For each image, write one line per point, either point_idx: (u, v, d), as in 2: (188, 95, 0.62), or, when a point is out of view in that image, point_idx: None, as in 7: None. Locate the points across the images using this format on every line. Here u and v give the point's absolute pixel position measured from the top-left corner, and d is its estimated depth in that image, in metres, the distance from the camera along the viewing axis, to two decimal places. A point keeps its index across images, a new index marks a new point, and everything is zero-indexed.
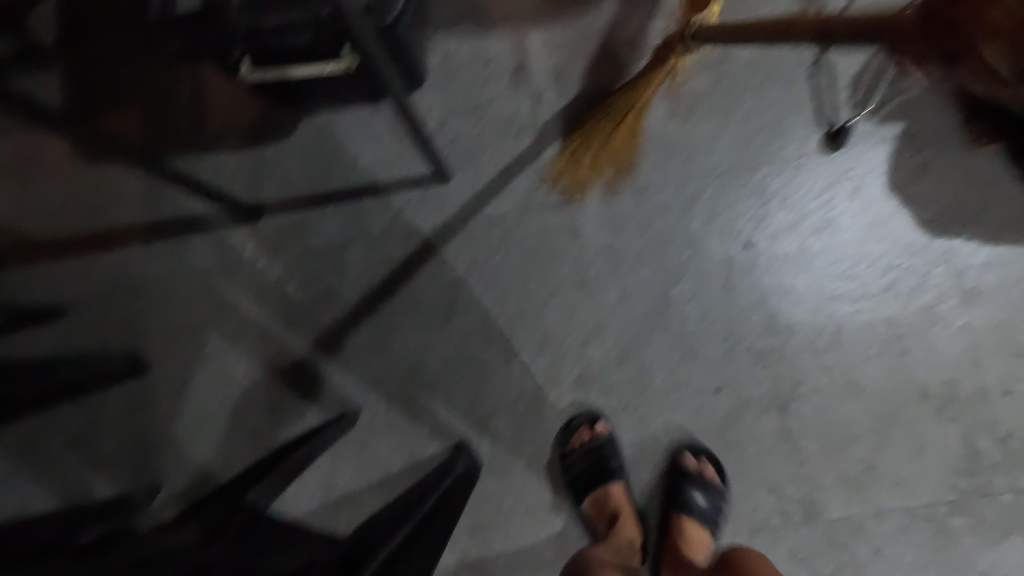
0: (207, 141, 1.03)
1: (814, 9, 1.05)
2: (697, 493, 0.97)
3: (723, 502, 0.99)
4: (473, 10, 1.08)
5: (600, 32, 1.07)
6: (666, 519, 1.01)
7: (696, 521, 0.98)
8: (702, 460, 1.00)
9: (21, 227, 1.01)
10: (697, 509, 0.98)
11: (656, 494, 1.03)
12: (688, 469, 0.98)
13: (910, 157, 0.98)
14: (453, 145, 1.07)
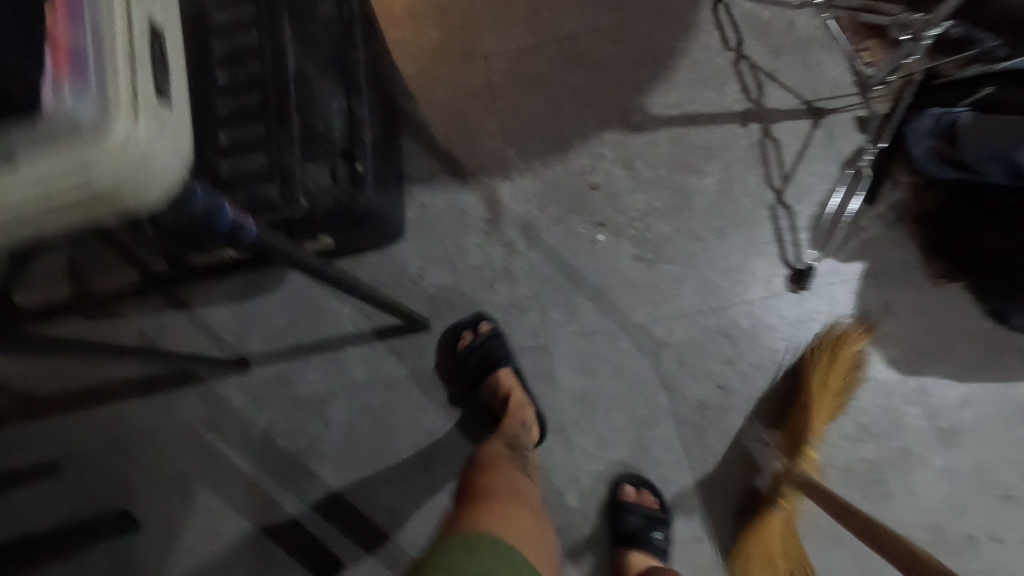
0: (194, 309, 1.13)
1: (772, 150, 1.10)
2: (641, 525, 0.97)
3: (669, 525, 1.00)
4: (450, 165, 1.17)
5: (566, 181, 1.13)
6: (617, 558, 0.99)
7: (642, 552, 0.97)
8: (641, 490, 1.00)
9: (27, 389, 1.13)
10: (649, 539, 0.97)
11: (601, 534, 1.02)
12: (628, 501, 0.98)
13: (874, 299, 1.02)
14: (431, 293, 1.12)
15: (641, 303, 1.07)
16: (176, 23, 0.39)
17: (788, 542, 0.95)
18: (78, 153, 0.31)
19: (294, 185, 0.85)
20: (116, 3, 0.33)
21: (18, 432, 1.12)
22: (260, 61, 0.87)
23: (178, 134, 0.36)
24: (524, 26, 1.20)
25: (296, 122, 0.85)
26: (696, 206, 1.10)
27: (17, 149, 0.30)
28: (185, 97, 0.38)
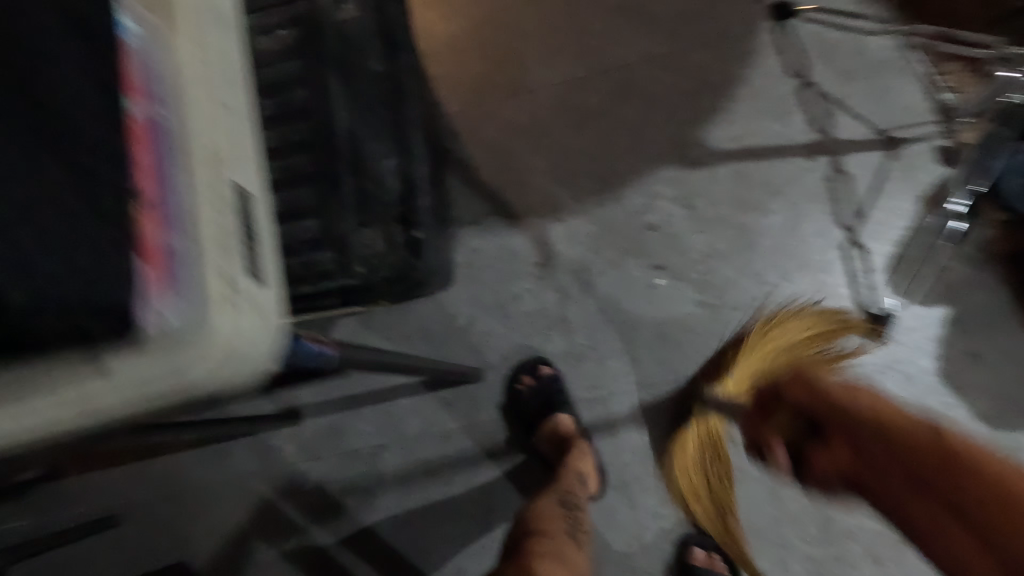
0: None
1: (842, 185, 1.04)
2: None
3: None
4: (498, 206, 1.13)
5: (621, 222, 1.08)
6: None
7: None
8: (712, 553, 0.99)
9: None
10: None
11: None
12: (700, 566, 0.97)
13: (959, 347, 0.97)
14: (483, 341, 1.09)
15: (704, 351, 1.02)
16: (264, 196, 0.40)
17: (705, 452, 0.95)
18: (180, 355, 0.30)
19: (349, 252, 0.81)
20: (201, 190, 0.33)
21: (71, 485, 1.11)
22: (309, 121, 0.84)
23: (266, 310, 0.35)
24: (572, 57, 1.15)
25: (349, 187, 0.82)
26: (760, 248, 1.04)
27: (111, 357, 0.29)
28: (271, 271, 0.38)
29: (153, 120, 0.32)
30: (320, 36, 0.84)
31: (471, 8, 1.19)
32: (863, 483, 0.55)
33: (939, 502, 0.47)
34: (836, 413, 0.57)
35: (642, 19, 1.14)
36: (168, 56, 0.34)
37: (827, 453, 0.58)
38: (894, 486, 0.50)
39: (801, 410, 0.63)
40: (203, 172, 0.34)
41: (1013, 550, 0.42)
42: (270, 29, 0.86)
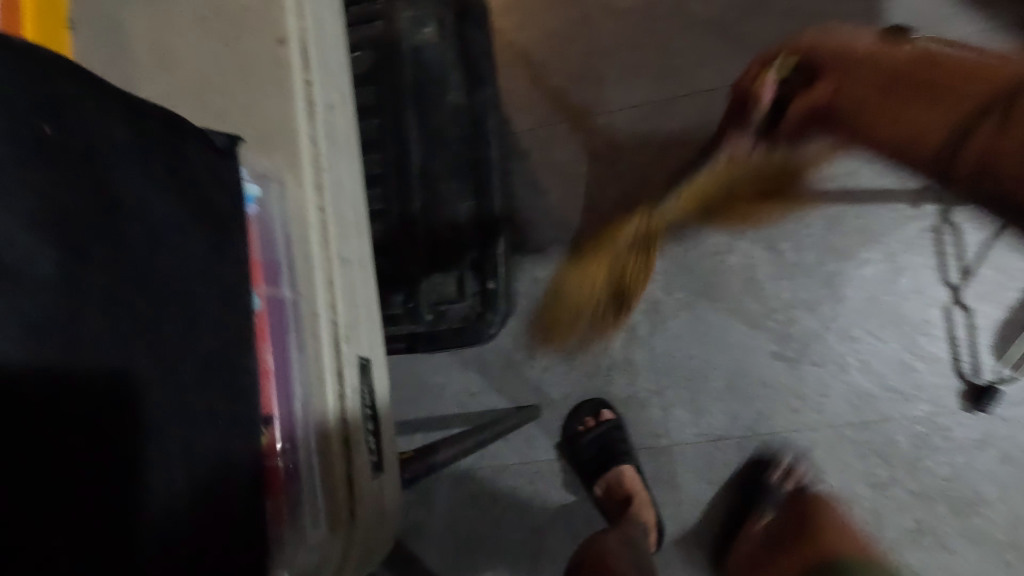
0: None
1: (950, 237, 0.95)
2: None
3: None
4: (566, 234, 1.07)
5: (696, 262, 1.02)
6: None
7: None
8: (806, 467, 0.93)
9: None
10: (779, 496, 0.94)
11: None
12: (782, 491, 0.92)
13: None
14: (543, 375, 1.05)
15: (780, 405, 0.97)
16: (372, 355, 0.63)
17: (639, 248, 0.96)
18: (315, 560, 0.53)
19: (417, 299, 0.77)
20: (328, 399, 0.55)
21: None
22: (381, 154, 0.80)
23: (376, 476, 0.60)
24: (654, 77, 1.08)
25: (421, 229, 0.78)
26: (849, 302, 0.96)
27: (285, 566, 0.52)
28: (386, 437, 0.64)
29: (288, 358, 0.55)
30: (398, 63, 0.80)
31: (548, 18, 1.12)
32: (839, 106, 0.62)
33: (886, 102, 0.57)
34: (840, 56, 0.63)
35: (734, 39, 1.06)
36: (297, 297, 0.57)
37: (818, 86, 0.64)
38: (885, 102, 0.57)
39: (813, 61, 0.66)
40: (328, 384, 0.55)
41: (980, 93, 0.50)
42: None
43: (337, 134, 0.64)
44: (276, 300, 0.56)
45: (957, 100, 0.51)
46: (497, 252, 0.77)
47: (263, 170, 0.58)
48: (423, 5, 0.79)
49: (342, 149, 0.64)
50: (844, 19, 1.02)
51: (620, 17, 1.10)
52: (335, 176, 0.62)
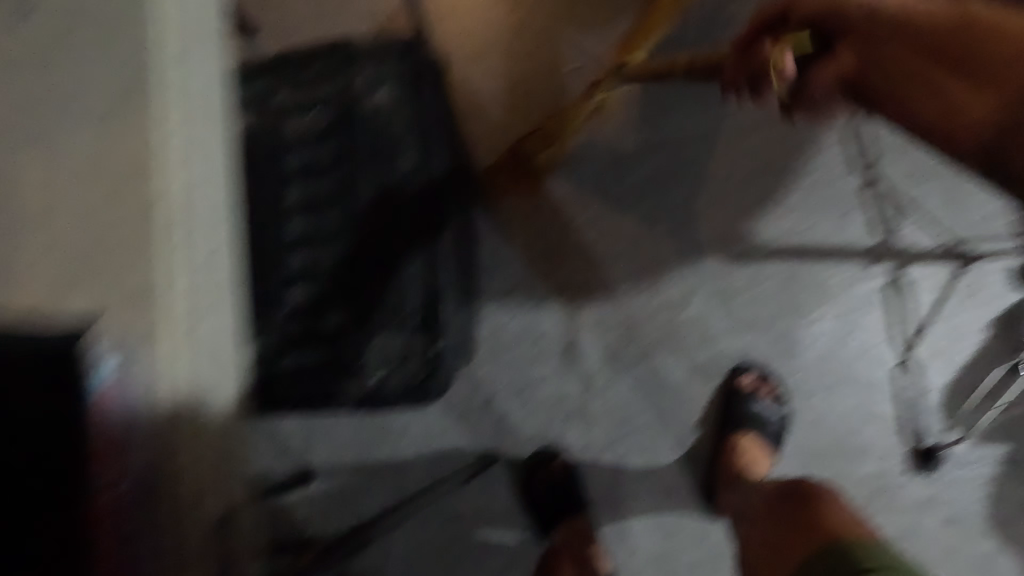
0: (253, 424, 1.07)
1: (901, 297, 0.97)
2: None
3: None
4: (529, 281, 1.08)
5: (654, 313, 1.04)
6: None
7: None
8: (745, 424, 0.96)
9: None
10: (763, 422, 0.95)
11: None
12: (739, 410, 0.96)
13: (1014, 489, 0.90)
14: (502, 422, 1.06)
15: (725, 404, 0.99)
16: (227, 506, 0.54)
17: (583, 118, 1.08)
18: None
19: (366, 358, 0.80)
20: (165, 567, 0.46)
21: None
22: (336, 211, 0.81)
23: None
24: (619, 127, 1.08)
25: (372, 288, 0.80)
26: (802, 358, 0.98)
27: None
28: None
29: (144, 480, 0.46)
30: (355, 121, 0.82)
31: (517, 66, 1.14)
32: (866, 79, 0.55)
33: (924, 74, 0.51)
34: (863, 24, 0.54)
35: (698, 92, 1.07)
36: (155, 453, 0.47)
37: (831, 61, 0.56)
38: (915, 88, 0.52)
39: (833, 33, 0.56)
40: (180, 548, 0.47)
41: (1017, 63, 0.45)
42: (303, 107, 0.83)
43: (211, 273, 0.53)
44: (129, 433, 0.43)
45: (997, 73, 0.46)
46: (446, 313, 0.81)
47: (119, 330, 0.44)
48: (382, 68, 0.82)
49: (206, 295, 0.52)
50: None
51: None
52: (204, 331, 0.50)
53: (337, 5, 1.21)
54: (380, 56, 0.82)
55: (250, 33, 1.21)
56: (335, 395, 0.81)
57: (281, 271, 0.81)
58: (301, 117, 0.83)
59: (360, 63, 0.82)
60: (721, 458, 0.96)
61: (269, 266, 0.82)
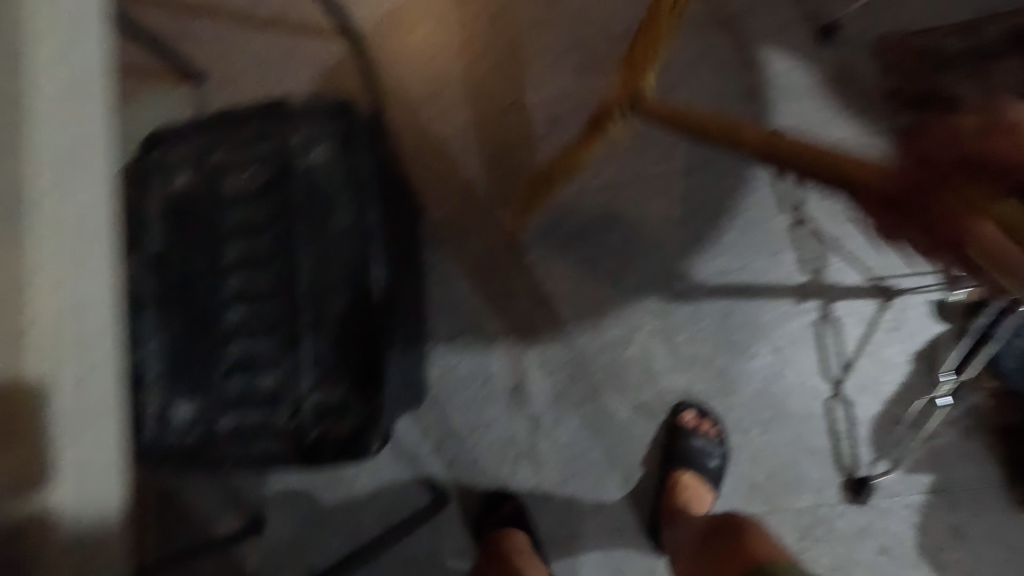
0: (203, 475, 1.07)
1: (831, 332, 1.00)
2: None
3: None
4: (476, 323, 1.10)
5: (598, 352, 1.06)
6: None
7: None
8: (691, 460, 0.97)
9: None
10: (702, 459, 0.98)
11: None
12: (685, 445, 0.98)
13: (944, 518, 0.93)
14: (453, 464, 1.07)
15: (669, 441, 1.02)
16: None
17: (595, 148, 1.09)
18: None
19: (305, 413, 0.81)
20: None
21: None
22: (274, 268, 0.83)
23: None
24: (560, 171, 1.12)
25: (310, 343, 0.82)
26: (740, 394, 1.01)
27: None
28: None
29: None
30: (291, 180, 0.83)
31: (461, 111, 1.17)
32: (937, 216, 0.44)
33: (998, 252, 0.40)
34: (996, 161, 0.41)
35: (637, 136, 1.10)
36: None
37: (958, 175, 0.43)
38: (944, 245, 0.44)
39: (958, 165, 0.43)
40: None
41: None
42: (241, 166, 0.85)
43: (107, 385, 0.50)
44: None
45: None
46: (383, 369, 0.82)
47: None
48: (316, 127, 0.83)
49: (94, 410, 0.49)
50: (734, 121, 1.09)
51: (530, 110, 1.15)
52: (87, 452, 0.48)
53: (285, 54, 1.24)
54: (314, 116, 0.84)
55: (200, 83, 1.24)
56: (276, 454, 0.82)
57: (222, 327, 0.83)
58: (238, 174, 0.85)
59: (294, 122, 0.84)
60: (664, 496, 0.98)
61: (210, 322, 0.84)
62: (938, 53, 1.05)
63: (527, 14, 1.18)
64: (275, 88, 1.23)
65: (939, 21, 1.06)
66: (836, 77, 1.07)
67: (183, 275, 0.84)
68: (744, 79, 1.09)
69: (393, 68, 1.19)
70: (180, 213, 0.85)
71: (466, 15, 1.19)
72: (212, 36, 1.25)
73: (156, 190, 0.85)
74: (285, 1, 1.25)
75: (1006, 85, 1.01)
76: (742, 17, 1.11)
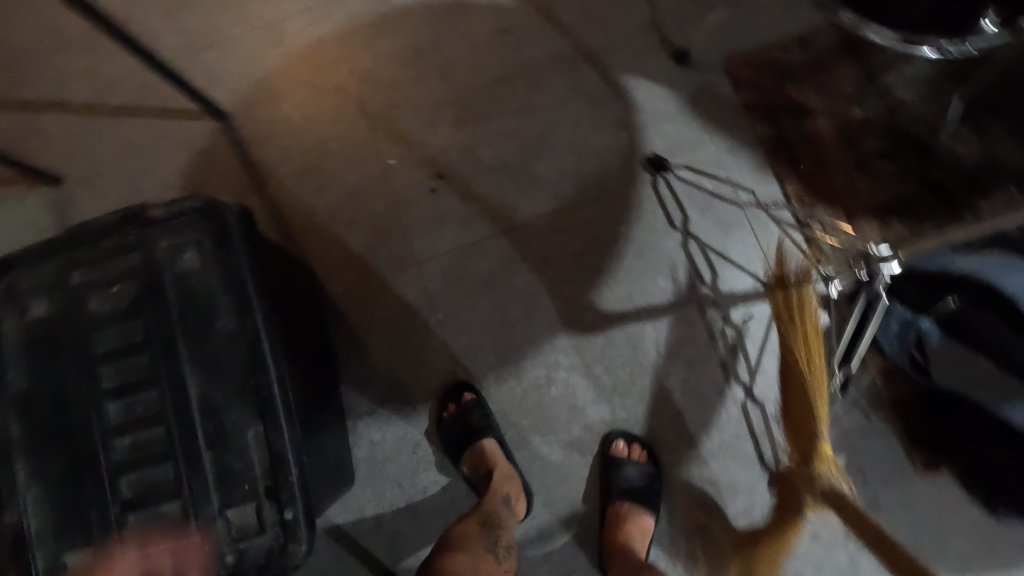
0: None
1: (735, 339, 1.05)
2: None
3: None
4: (395, 390, 1.07)
5: (523, 397, 1.06)
6: None
7: None
8: (633, 447, 1.02)
9: None
10: (636, 490, 0.99)
11: None
12: (619, 458, 1.01)
13: (861, 495, 0.99)
14: (394, 540, 1.03)
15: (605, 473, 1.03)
16: None
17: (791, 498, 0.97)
18: None
19: (215, 539, 0.75)
20: None
21: None
22: (156, 390, 0.77)
23: None
24: (455, 225, 1.12)
25: (209, 463, 0.76)
26: (664, 413, 1.04)
27: None
28: None
29: None
30: (162, 292, 0.78)
31: (347, 178, 1.14)
32: None
33: None
34: None
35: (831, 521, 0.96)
36: None
37: None
38: None
39: None
40: None
41: None
42: (103, 285, 0.79)
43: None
44: None
45: None
46: (291, 478, 0.76)
47: None
48: (183, 232, 0.79)
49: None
50: (614, 151, 1.13)
51: (416, 167, 1.14)
52: None
53: (147, 141, 1.17)
54: (178, 222, 0.80)
55: (58, 185, 1.15)
56: None
57: (109, 462, 0.77)
58: (102, 295, 0.79)
59: (157, 231, 0.79)
60: (607, 530, 0.99)
61: (92, 460, 0.76)
62: (781, 66, 1.14)
63: (398, 72, 1.18)
64: (141, 179, 1.15)
65: (777, 36, 1.15)
66: (699, 98, 1.14)
67: (53, 414, 0.76)
68: (615, 111, 1.14)
69: (269, 142, 1.16)
70: (40, 347, 0.77)
71: (336, 80, 1.18)
72: (62, 133, 1.17)
73: (10, 324, 0.78)
74: (141, 86, 1.19)
75: (840, 89, 1.12)
76: (602, 53, 1.17)
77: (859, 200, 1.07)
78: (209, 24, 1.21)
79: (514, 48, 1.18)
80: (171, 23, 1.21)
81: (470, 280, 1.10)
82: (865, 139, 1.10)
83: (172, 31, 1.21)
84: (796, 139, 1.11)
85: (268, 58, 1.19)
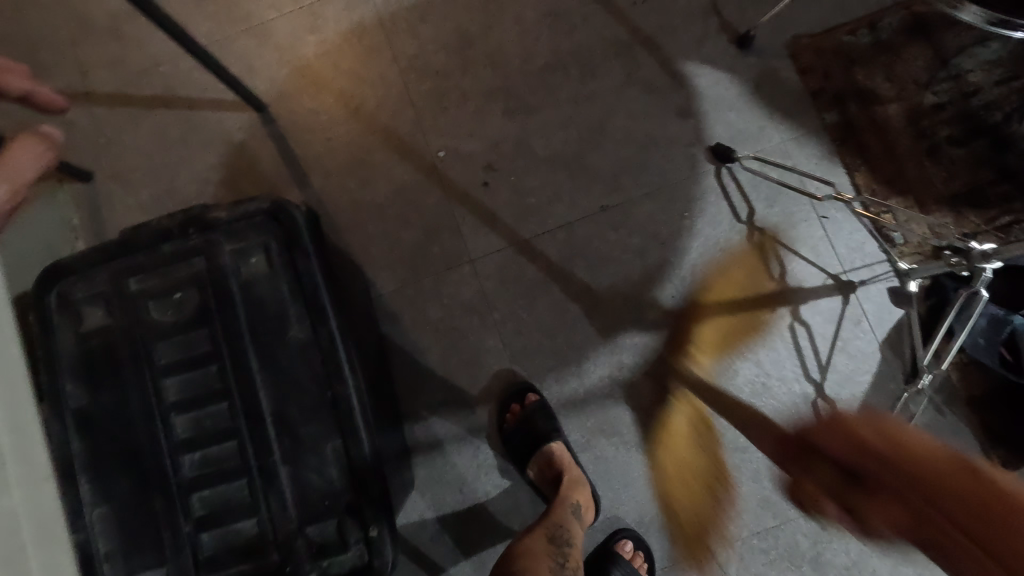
0: None
1: (805, 333, 1.02)
2: None
3: None
4: (451, 391, 1.03)
5: (587, 396, 1.03)
6: None
7: None
8: (638, 551, 0.97)
9: None
10: None
11: None
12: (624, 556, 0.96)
13: None
14: (456, 543, 1.00)
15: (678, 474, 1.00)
16: None
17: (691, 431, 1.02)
18: None
19: (296, 558, 0.72)
20: None
21: None
22: (227, 403, 0.73)
23: None
24: (508, 220, 1.07)
25: (286, 480, 0.73)
26: (732, 413, 1.02)
27: None
28: None
29: None
30: (227, 300, 0.74)
31: (394, 172, 1.09)
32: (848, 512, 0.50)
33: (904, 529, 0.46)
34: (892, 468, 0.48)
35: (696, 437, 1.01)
36: None
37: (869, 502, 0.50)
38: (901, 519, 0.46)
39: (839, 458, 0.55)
40: None
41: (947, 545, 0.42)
42: (164, 293, 0.74)
43: None
44: None
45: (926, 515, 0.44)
46: (375, 494, 0.74)
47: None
48: (247, 235, 0.75)
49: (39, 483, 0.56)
50: (674, 142, 1.08)
51: (465, 159, 1.09)
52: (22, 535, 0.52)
53: (183, 135, 1.11)
54: (241, 224, 0.75)
55: (90, 181, 1.09)
56: None
57: (178, 480, 0.72)
58: (164, 302, 0.74)
59: (220, 234, 0.75)
60: None
61: (158, 478, 0.72)
62: (846, 49, 1.09)
63: (441, 59, 1.12)
64: (177, 174, 1.10)
65: (844, 19, 1.10)
66: (761, 85, 1.09)
67: (119, 430, 0.72)
68: (676, 98, 1.09)
69: (311, 133, 1.10)
70: (98, 357, 0.73)
71: (378, 70, 1.12)
72: (90, 125, 1.11)
73: (67, 333, 0.73)
74: (171, 76, 1.12)
75: (910, 73, 1.07)
76: (658, 37, 1.11)
77: (929, 188, 1.04)
78: (241, 9, 1.14)
79: (565, 32, 1.12)
80: (200, 7, 1.14)
81: (528, 278, 1.06)
82: (936, 128, 1.05)
83: (202, 16, 1.14)
84: (865, 127, 1.07)
85: (305, 45, 1.13)
